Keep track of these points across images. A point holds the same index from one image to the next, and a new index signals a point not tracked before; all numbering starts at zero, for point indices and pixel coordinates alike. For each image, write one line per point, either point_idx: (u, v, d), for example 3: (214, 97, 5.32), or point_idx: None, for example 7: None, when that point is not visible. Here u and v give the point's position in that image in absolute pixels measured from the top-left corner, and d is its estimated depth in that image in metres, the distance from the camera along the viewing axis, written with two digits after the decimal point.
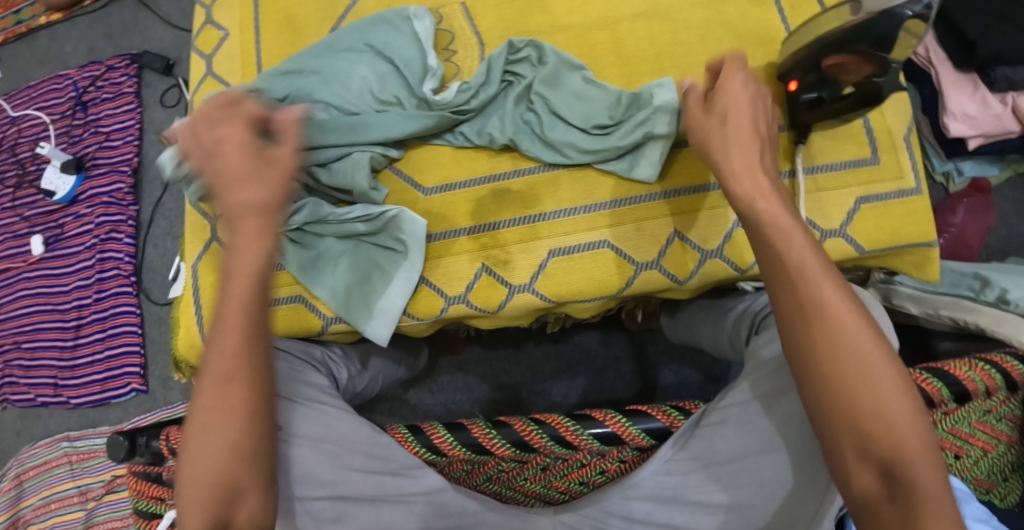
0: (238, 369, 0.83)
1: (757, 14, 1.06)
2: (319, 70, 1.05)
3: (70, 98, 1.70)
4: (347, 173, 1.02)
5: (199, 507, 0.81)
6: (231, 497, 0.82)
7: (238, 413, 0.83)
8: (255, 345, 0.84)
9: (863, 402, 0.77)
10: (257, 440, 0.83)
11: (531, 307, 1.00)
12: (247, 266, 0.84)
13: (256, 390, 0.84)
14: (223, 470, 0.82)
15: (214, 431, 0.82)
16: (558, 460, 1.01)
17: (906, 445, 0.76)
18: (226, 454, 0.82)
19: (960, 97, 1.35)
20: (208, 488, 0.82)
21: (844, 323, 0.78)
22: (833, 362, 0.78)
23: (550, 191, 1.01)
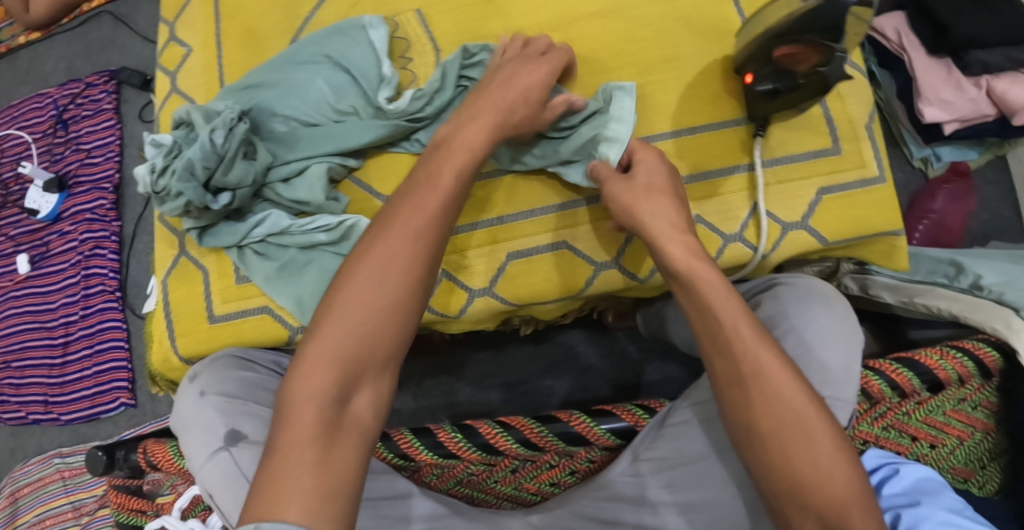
0: (412, 242, 0.87)
1: (714, 7, 1.09)
2: (276, 83, 1.07)
3: (51, 116, 1.71)
4: (306, 186, 1.03)
5: (330, 367, 0.83)
6: (359, 372, 0.84)
7: (400, 288, 0.86)
8: (436, 235, 0.88)
9: (805, 457, 0.82)
10: (407, 317, 0.86)
11: (492, 310, 1.03)
12: (474, 147, 0.92)
13: (412, 268, 0.87)
14: (362, 338, 0.84)
15: (374, 290, 0.85)
16: (528, 462, 1.02)
17: (841, 499, 0.80)
18: (377, 318, 0.85)
19: (934, 82, 1.33)
20: (342, 354, 0.84)
21: (784, 384, 0.83)
22: (772, 422, 0.83)
23: (507, 195, 1.03)
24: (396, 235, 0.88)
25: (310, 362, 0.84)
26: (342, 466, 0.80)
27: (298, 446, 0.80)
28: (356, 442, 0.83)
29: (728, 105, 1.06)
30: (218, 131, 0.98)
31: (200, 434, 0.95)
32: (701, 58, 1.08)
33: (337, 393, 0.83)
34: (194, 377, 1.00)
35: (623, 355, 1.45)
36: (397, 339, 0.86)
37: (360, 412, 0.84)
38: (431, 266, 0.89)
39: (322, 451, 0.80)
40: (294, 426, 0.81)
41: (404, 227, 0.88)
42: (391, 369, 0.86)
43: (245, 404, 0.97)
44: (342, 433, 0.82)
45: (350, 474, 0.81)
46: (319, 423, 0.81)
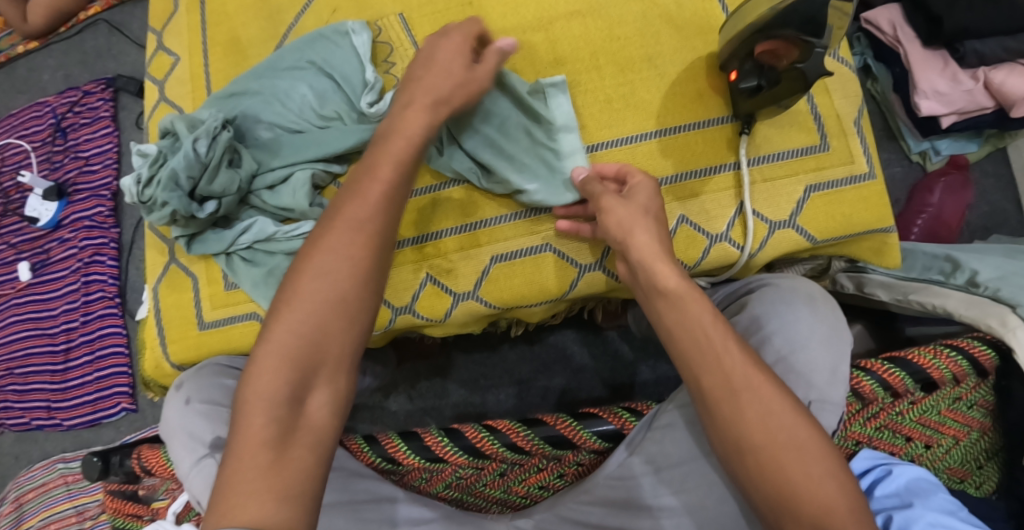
0: (331, 265, 0.86)
1: (696, 5, 1.09)
2: (260, 90, 1.07)
3: (50, 124, 1.73)
4: (291, 193, 1.03)
5: (280, 368, 0.83)
6: (309, 372, 0.84)
7: (346, 282, 0.86)
8: (356, 243, 0.87)
9: (796, 466, 0.81)
10: (357, 313, 0.86)
11: (477, 313, 1.04)
12: (408, 135, 0.93)
13: (346, 278, 0.86)
14: (309, 342, 0.84)
15: (320, 287, 0.85)
16: (515, 465, 1.01)
17: (835, 512, 0.80)
18: (327, 315, 0.85)
19: (930, 74, 1.31)
20: (291, 354, 0.83)
21: (773, 395, 0.83)
22: (763, 432, 0.83)
23: (489, 198, 1.04)
24: (344, 229, 0.88)
25: (259, 365, 0.84)
26: (297, 468, 0.81)
27: (252, 449, 0.80)
28: (312, 444, 0.83)
29: (711, 103, 1.05)
30: (201, 140, 0.99)
31: (186, 442, 0.95)
32: (684, 55, 1.07)
33: (287, 395, 0.83)
34: (179, 386, 1.00)
35: (615, 353, 1.46)
36: (347, 338, 0.86)
37: (315, 411, 0.84)
38: (382, 260, 0.89)
39: (274, 455, 0.80)
40: (246, 431, 0.81)
41: (349, 219, 0.88)
42: (346, 366, 0.86)
43: (230, 411, 0.98)
44: (296, 436, 0.82)
45: (307, 475, 0.81)
46: (271, 425, 0.82)
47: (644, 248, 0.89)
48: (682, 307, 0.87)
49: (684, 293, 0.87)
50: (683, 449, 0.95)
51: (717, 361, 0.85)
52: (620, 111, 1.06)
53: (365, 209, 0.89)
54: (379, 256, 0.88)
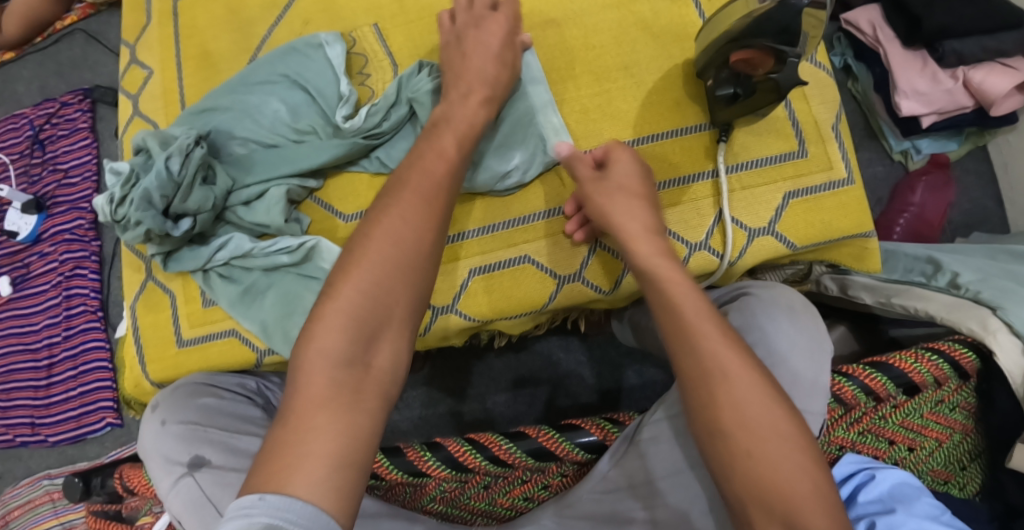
0: (377, 241, 0.87)
1: (672, 12, 1.08)
2: (231, 106, 1.06)
3: (27, 137, 1.71)
4: (266, 209, 1.02)
5: (344, 326, 0.83)
6: (372, 332, 0.84)
7: (402, 241, 0.87)
8: (387, 226, 0.87)
9: (766, 462, 0.81)
10: (421, 272, 0.87)
11: (457, 327, 1.02)
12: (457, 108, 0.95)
13: (383, 255, 0.86)
14: (358, 315, 0.84)
15: (385, 246, 0.86)
16: (499, 478, 1.00)
17: (794, 493, 0.79)
18: (390, 279, 0.85)
19: (910, 74, 1.32)
20: (357, 311, 0.84)
21: (749, 387, 0.83)
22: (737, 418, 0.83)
23: (464, 211, 1.03)
24: (408, 188, 0.90)
25: (323, 324, 0.83)
26: (356, 429, 0.80)
27: (312, 408, 0.80)
28: (374, 407, 0.82)
29: (689, 111, 1.05)
30: (174, 158, 0.98)
31: (162, 463, 0.96)
32: (661, 64, 1.07)
33: (351, 353, 0.82)
34: (155, 407, 1.01)
35: (601, 358, 1.46)
36: (410, 298, 0.86)
37: (377, 372, 0.83)
38: (440, 220, 0.90)
39: (335, 416, 0.80)
40: (308, 392, 0.81)
41: (410, 180, 0.90)
42: (408, 329, 0.86)
43: (204, 430, 0.98)
44: (361, 397, 0.81)
45: (363, 438, 0.80)
46: (335, 381, 0.81)
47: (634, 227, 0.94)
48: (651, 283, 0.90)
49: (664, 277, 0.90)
50: (665, 461, 0.96)
51: (690, 348, 0.86)
52: (598, 121, 1.06)
53: (427, 168, 0.91)
54: (439, 220, 0.90)
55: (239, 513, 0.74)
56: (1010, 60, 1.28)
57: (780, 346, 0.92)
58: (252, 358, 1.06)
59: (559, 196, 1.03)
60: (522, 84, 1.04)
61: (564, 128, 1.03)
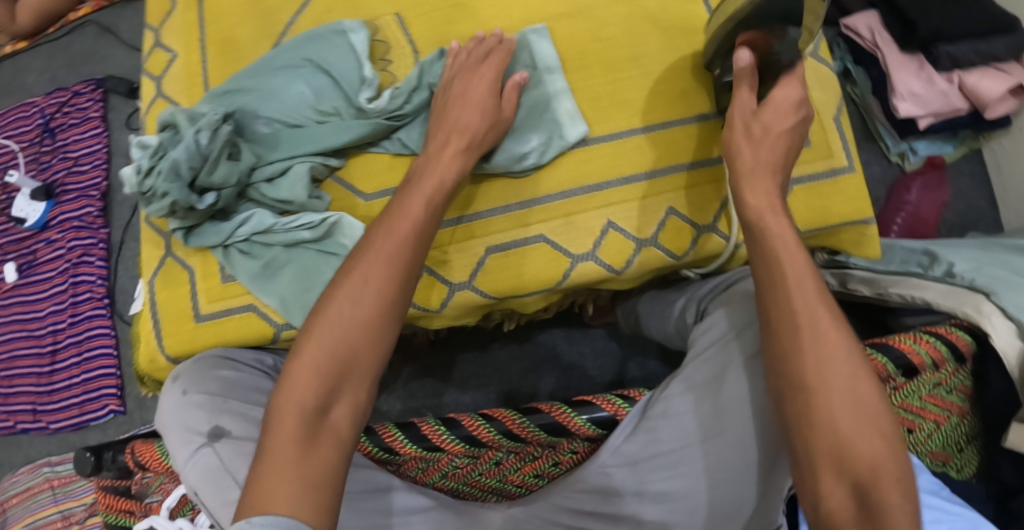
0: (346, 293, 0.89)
1: (682, 7, 1.13)
2: (257, 87, 1.10)
3: (37, 125, 1.72)
4: (289, 186, 1.05)
5: (311, 377, 0.86)
6: (338, 383, 0.86)
7: (372, 295, 0.89)
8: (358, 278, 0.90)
9: (834, 371, 0.81)
10: (384, 327, 0.89)
11: (472, 303, 1.06)
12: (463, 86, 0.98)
13: (354, 304, 0.89)
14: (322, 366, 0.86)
15: (353, 301, 0.89)
16: (511, 454, 1.02)
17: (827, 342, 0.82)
18: (354, 335, 0.88)
19: (907, 76, 1.36)
20: (324, 364, 0.86)
21: (832, 327, 0.83)
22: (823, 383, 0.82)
23: (481, 192, 1.07)
24: (382, 242, 0.92)
25: (292, 375, 0.86)
26: (316, 471, 0.82)
27: (281, 449, 0.83)
28: (336, 450, 0.84)
29: (696, 101, 1.09)
30: (203, 132, 1.02)
31: (182, 434, 0.94)
32: (671, 55, 1.10)
33: (316, 403, 0.85)
34: (176, 377, 1.01)
35: (604, 350, 1.49)
36: (374, 351, 0.89)
37: (339, 421, 0.86)
38: (412, 270, 0.92)
39: (301, 451, 0.83)
40: (275, 436, 0.84)
41: (386, 233, 0.92)
42: (371, 379, 0.88)
43: (225, 401, 0.96)
44: (321, 437, 0.84)
45: (324, 478, 0.82)
46: (300, 428, 0.84)
47: (762, 163, 0.94)
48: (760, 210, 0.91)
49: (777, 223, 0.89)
50: (673, 436, 0.95)
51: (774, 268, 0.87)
52: (609, 108, 1.09)
53: (401, 222, 0.93)
54: (408, 272, 0.92)
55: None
56: (1004, 65, 1.34)
57: None
58: (269, 332, 1.07)
59: (572, 178, 1.06)
60: (538, 73, 1.08)
61: (577, 114, 1.07)
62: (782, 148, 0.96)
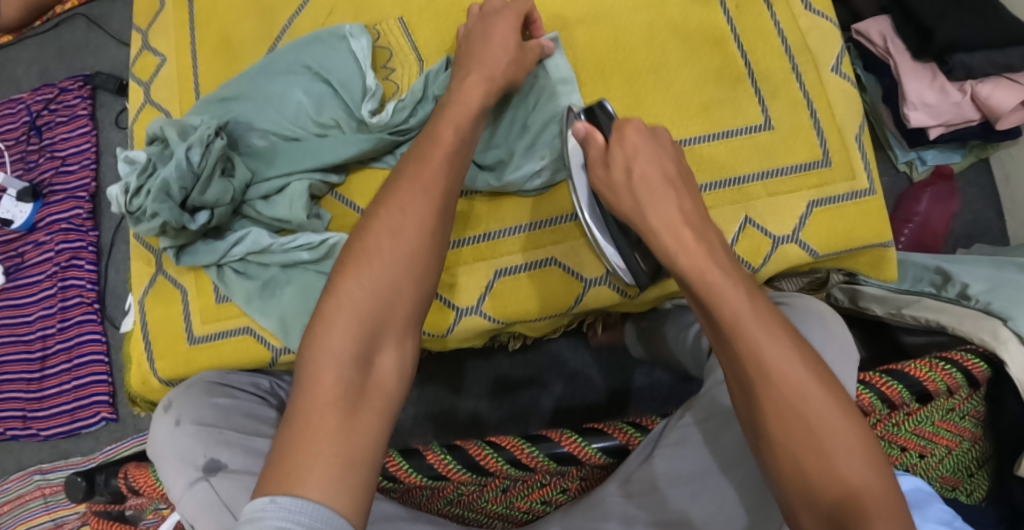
0: (387, 229, 0.86)
1: (704, 15, 1.09)
2: (252, 95, 1.05)
3: (24, 123, 1.67)
4: (286, 204, 1.02)
5: (351, 325, 0.82)
6: (378, 331, 0.83)
7: (413, 238, 0.86)
8: (399, 207, 0.88)
9: (815, 410, 0.76)
10: (424, 274, 0.86)
11: (481, 328, 1.02)
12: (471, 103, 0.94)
13: (396, 238, 0.86)
14: (365, 311, 0.83)
15: (390, 245, 0.86)
16: (518, 481, 0.99)
17: (784, 378, 0.77)
18: (395, 273, 0.85)
19: (919, 86, 1.33)
20: (362, 311, 0.83)
21: (793, 369, 0.77)
22: (781, 426, 0.77)
23: (492, 211, 1.04)
24: (413, 192, 0.88)
25: (329, 323, 0.83)
26: (365, 427, 0.79)
27: (323, 410, 0.79)
28: (381, 407, 0.81)
29: (718, 116, 1.06)
30: (194, 148, 0.97)
31: (177, 464, 0.90)
32: (690, 68, 1.07)
33: (358, 354, 0.82)
34: (167, 407, 0.96)
35: (608, 359, 1.45)
36: (415, 298, 0.86)
37: (384, 371, 0.83)
38: (445, 223, 0.89)
39: (345, 415, 0.79)
40: (315, 391, 0.80)
41: (416, 182, 0.89)
42: (412, 327, 0.86)
43: (221, 431, 0.93)
44: (366, 398, 0.81)
45: (371, 437, 0.79)
46: (340, 387, 0.80)
47: (655, 218, 0.87)
48: (673, 255, 0.85)
49: (692, 264, 0.83)
50: (676, 469, 0.95)
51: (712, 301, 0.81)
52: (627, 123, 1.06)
53: (429, 170, 0.89)
54: (441, 219, 0.89)
55: (252, 517, 0.73)
56: (1018, 75, 1.30)
57: (835, 342, 0.94)
58: (267, 356, 1.04)
59: None
60: (552, 83, 1.04)
61: None
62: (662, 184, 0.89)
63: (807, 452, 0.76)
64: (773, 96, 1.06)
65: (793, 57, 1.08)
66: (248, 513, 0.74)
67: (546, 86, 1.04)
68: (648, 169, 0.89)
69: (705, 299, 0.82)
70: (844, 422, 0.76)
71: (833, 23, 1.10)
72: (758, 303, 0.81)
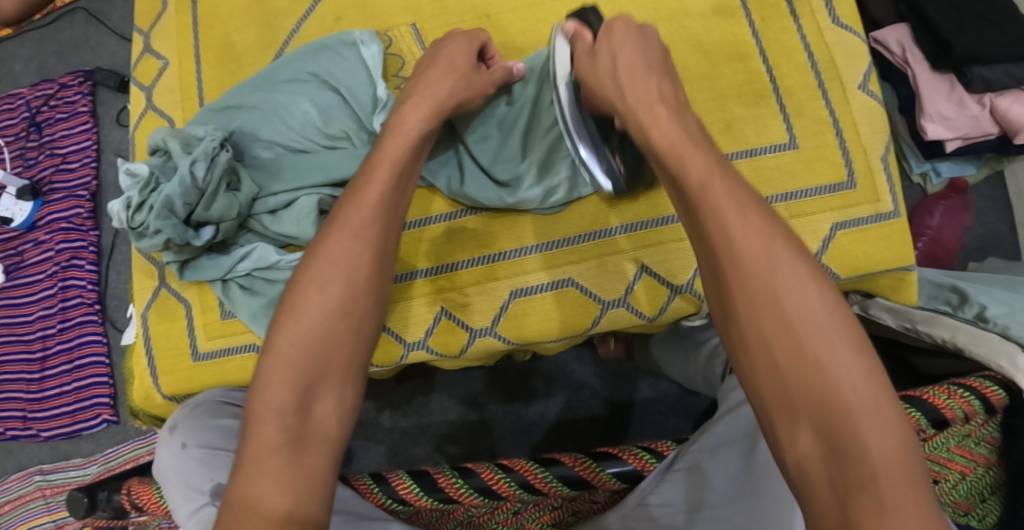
0: (332, 256, 0.83)
1: (723, 29, 1.07)
2: (258, 106, 1.03)
3: (23, 119, 1.65)
4: (294, 220, 0.99)
5: (286, 378, 0.78)
6: (316, 378, 0.79)
7: (346, 286, 0.82)
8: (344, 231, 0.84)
9: (785, 284, 0.73)
10: (362, 321, 0.82)
11: (495, 349, 1.01)
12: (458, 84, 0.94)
13: (326, 280, 0.82)
14: (297, 355, 0.79)
15: (318, 298, 0.81)
16: (529, 504, 0.96)
17: (750, 252, 0.74)
18: (330, 325, 0.80)
19: (936, 97, 1.31)
20: (301, 356, 0.79)
21: (759, 242, 0.74)
22: (747, 302, 0.74)
23: (506, 229, 1.02)
24: (343, 237, 0.84)
25: (266, 376, 0.79)
26: (303, 481, 0.75)
27: (262, 460, 0.75)
28: (326, 456, 0.77)
29: (738, 135, 1.04)
30: (199, 163, 0.94)
31: (183, 490, 0.88)
32: (709, 84, 1.06)
33: (294, 403, 0.77)
34: (172, 428, 0.93)
35: (613, 371, 1.44)
36: (353, 343, 0.81)
37: (323, 420, 0.78)
38: (385, 272, 0.85)
39: (286, 460, 0.75)
40: (254, 442, 0.76)
41: (344, 227, 0.84)
42: (354, 374, 0.81)
43: (229, 455, 0.91)
44: (307, 443, 0.77)
45: (315, 488, 0.75)
46: (283, 435, 0.76)
47: (632, 96, 0.86)
48: (645, 130, 0.83)
49: (663, 137, 0.82)
50: (677, 494, 0.92)
51: (678, 175, 0.79)
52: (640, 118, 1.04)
53: (361, 216, 0.85)
54: (380, 264, 0.85)
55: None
56: None
57: None
58: None
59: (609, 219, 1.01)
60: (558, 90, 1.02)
61: None
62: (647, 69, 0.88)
63: (774, 336, 0.73)
64: (797, 114, 1.05)
65: (820, 73, 1.06)
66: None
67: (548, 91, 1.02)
68: (633, 56, 0.88)
69: (673, 172, 0.80)
70: (818, 303, 0.73)
71: (861, 39, 1.08)
72: (727, 176, 0.78)
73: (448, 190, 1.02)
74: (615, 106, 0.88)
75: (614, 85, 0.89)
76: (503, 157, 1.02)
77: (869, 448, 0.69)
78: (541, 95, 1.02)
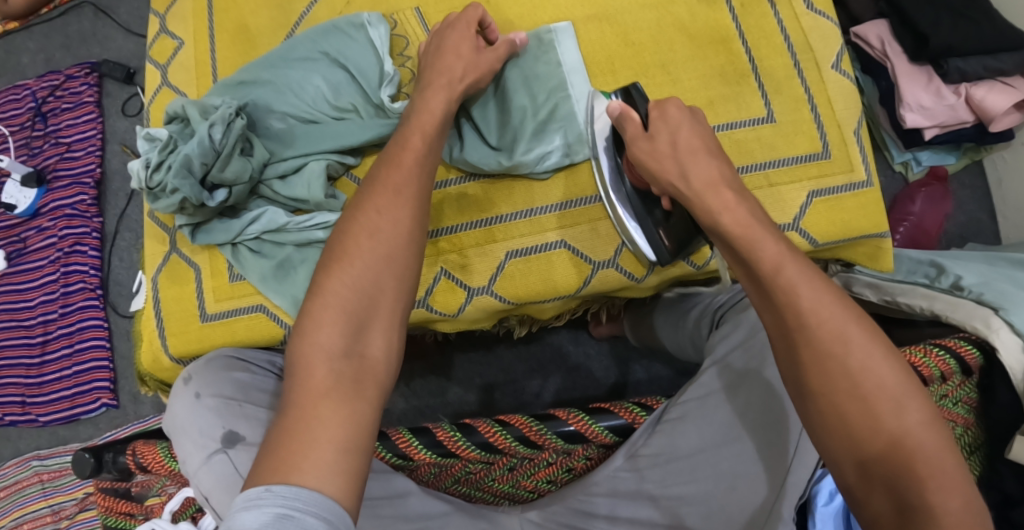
0: (382, 216, 0.88)
1: (710, 14, 1.13)
2: (271, 79, 1.07)
3: (29, 109, 1.68)
4: (304, 185, 1.04)
5: (337, 320, 0.82)
6: (362, 322, 0.83)
7: (392, 240, 0.87)
8: (394, 186, 0.90)
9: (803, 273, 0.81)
10: (405, 268, 0.87)
11: (492, 308, 1.06)
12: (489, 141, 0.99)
13: (376, 235, 0.87)
14: (346, 306, 0.83)
15: (368, 245, 0.86)
16: (525, 460, 1.01)
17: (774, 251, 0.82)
18: (376, 271, 0.85)
19: (915, 88, 1.37)
20: (347, 302, 0.83)
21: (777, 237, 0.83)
22: (824, 379, 0.78)
23: (504, 195, 1.07)
24: (384, 194, 0.89)
25: (316, 319, 0.83)
26: (358, 417, 0.79)
27: (313, 400, 0.78)
28: (374, 392, 0.81)
29: (723, 111, 1.10)
30: (216, 127, 0.99)
31: (196, 438, 0.92)
32: (697, 63, 1.11)
33: (344, 347, 0.81)
34: (187, 379, 0.96)
35: (612, 352, 1.47)
36: (397, 289, 0.86)
37: (373, 361, 0.82)
38: (421, 225, 0.90)
39: (342, 400, 0.79)
40: (307, 384, 0.79)
41: (388, 185, 0.90)
42: (397, 320, 0.85)
43: (240, 405, 0.94)
44: (360, 385, 0.80)
45: (366, 426, 0.79)
46: (331, 376, 0.80)
47: (697, 181, 0.90)
48: (716, 214, 0.87)
49: (732, 220, 0.86)
50: (671, 444, 0.96)
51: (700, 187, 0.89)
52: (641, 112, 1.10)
53: (402, 173, 0.91)
54: (419, 220, 0.90)
55: (248, 505, 0.72)
56: (1012, 79, 1.35)
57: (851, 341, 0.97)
58: (279, 334, 1.05)
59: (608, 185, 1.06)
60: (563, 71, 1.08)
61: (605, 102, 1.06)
62: (705, 153, 0.92)
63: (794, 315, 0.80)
64: (776, 92, 1.10)
65: (796, 54, 1.12)
66: (242, 502, 0.73)
67: (552, 73, 1.08)
68: (692, 139, 0.92)
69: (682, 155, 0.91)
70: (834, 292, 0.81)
71: (834, 23, 1.14)
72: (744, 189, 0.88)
73: (461, 160, 1.06)
74: (681, 192, 0.91)
75: (675, 166, 0.92)
76: (505, 127, 1.07)
77: (852, 362, 0.77)
78: (546, 75, 1.08)
